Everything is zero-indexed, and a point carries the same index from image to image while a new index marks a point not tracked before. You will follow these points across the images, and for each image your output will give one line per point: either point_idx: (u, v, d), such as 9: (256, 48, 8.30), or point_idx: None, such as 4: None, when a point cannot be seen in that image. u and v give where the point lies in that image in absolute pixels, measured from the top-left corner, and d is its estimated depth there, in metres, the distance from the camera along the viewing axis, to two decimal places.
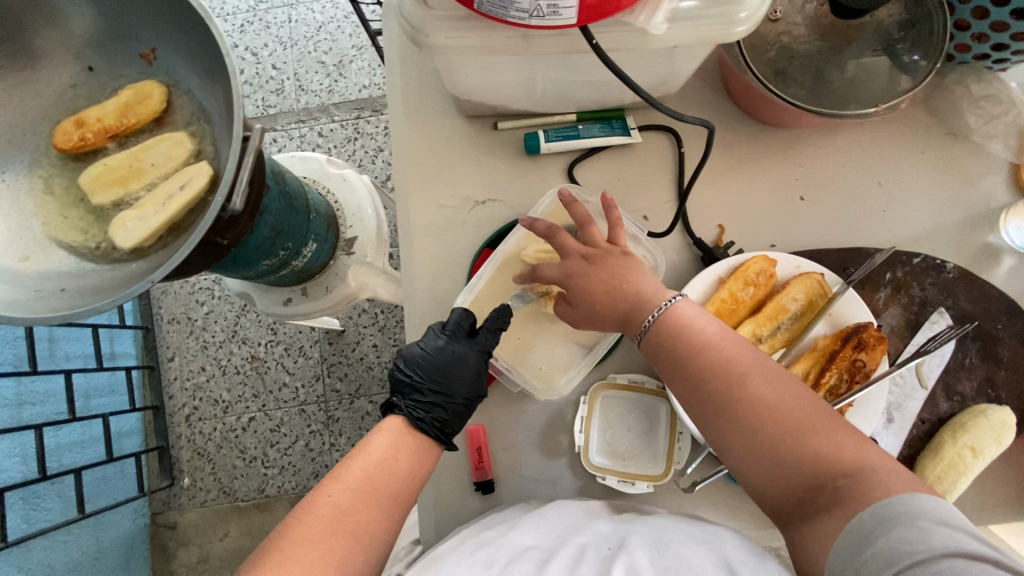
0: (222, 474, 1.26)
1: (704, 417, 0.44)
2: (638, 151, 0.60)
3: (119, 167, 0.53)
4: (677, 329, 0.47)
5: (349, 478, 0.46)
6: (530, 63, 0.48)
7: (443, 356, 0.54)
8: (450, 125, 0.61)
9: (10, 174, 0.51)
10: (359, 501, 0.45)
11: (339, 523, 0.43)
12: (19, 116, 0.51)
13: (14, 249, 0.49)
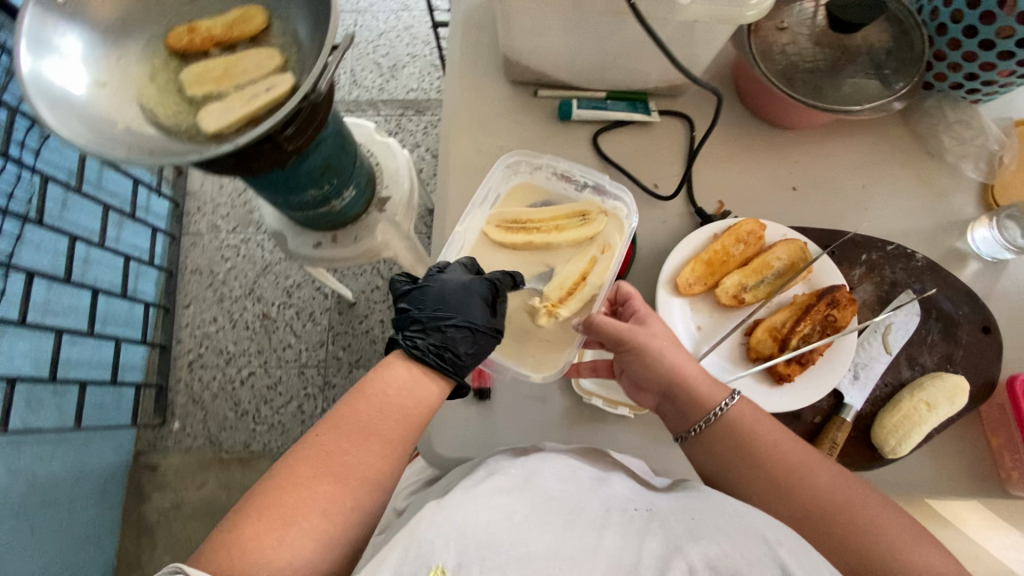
0: (213, 424, 1.28)
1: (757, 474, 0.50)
2: (655, 130, 0.69)
3: (214, 69, 0.62)
4: (742, 425, 0.51)
5: (329, 424, 0.48)
6: (576, 26, 0.58)
7: (458, 289, 0.57)
8: (497, 87, 0.70)
9: (124, 59, 0.60)
10: (351, 444, 0.48)
11: (331, 463, 0.47)
12: (142, 17, 0.62)
13: (115, 115, 0.57)
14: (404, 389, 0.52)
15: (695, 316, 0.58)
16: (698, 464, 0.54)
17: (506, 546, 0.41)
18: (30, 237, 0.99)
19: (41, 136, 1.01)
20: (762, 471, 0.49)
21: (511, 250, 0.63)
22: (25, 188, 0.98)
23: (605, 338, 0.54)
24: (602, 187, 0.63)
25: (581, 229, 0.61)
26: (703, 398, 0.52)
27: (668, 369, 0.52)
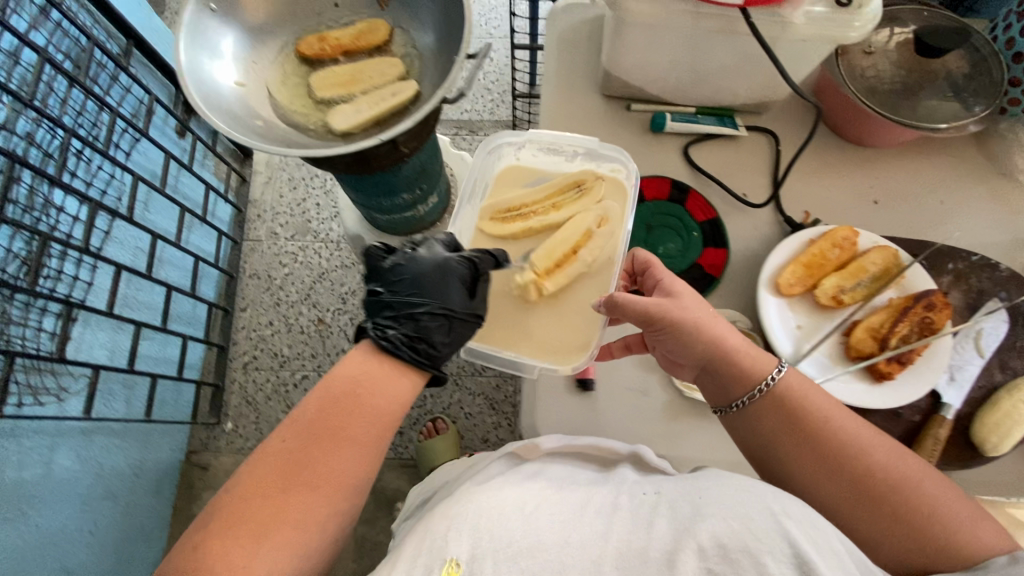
0: (265, 425, 1.30)
1: (802, 436, 0.53)
2: (742, 143, 0.73)
3: (343, 74, 0.67)
4: (792, 395, 0.54)
5: (303, 452, 0.50)
6: (684, 44, 0.62)
7: (431, 269, 0.61)
8: (591, 101, 0.75)
9: (259, 61, 0.65)
10: (326, 454, 0.50)
11: (304, 476, 0.49)
12: (275, 24, 0.67)
13: (250, 112, 0.62)
14: (380, 395, 0.53)
15: (794, 316, 0.61)
16: (740, 433, 0.57)
17: (518, 538, 0.47)
18: (116, 233, 1.04)
19: (134, 139, 1.07)
20: (805, 442, 0.52)
21: (506, 241, 0.68)
22: (117, 186, 1.03)
23: (637, 318, 0.57)
24: (595, 152, 0.69)
25: (576, 202, 0.67)
26: (748, 371, 0.55)
27: (706, 342, 0.55)
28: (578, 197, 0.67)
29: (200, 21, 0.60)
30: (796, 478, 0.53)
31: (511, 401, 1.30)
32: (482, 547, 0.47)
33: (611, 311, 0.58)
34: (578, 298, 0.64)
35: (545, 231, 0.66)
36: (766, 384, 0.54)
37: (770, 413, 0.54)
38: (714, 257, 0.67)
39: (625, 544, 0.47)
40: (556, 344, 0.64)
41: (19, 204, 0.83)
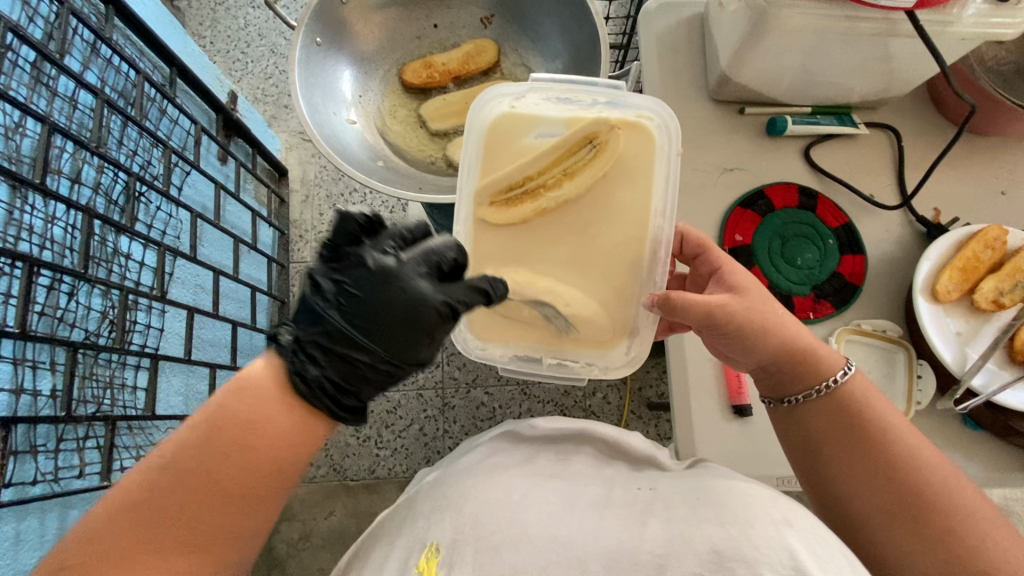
0: (335, 450, 1.27)
1: (851, 438, 0.48)
2: (862, 141, 0.70)
3: (457, 103, 0.72)
4: (856, 401, 0.49)
5: (161, 510, 0.40)
6: (823, 46, 0.59)
7: (397, 311, 0.48)
8: (701, 107, 0.71)
9: (369, 99, 0.69)
10: (200, 506, 0.41)
11: (158, 535, 0.40)
12: (380, 58, 0.70)
13: (371, 152, 0.64)
14: (268, 432, 0.44)
15: (951, 321, 0.60)
16: (790, 431, 0.53)
17: (503, 526, 0.47)
18: (179, 273, 0.99)
19: (185, 173, 1.02)
20: (862, 451, 0.47)
21: (517, 230, 0.58)
22: (175, 225, 0.98)
23: (700, 318, 0.50)
24: (617, 98, 0.58)
25: (594, 166, 0.56)
26: (809, 369, 0.51)
27: (778, 343, 0.50)
28: (595, 157, 0.56)
29: (308, 58, 0.59)
30: (838, 481, 0.49)
31: (579, 407, 1.28)
32: (465, 531, 0.48)
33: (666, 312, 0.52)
34: (611, 272, 0.58)
35: (559, 211, 0.57)
36: (829, 386, 0.50)
37: (823, 414, 0.50)
38: (852, 264, 0.65)
39: (614, 543, 0.45)
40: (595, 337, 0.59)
41: (96, 259, 0.78)
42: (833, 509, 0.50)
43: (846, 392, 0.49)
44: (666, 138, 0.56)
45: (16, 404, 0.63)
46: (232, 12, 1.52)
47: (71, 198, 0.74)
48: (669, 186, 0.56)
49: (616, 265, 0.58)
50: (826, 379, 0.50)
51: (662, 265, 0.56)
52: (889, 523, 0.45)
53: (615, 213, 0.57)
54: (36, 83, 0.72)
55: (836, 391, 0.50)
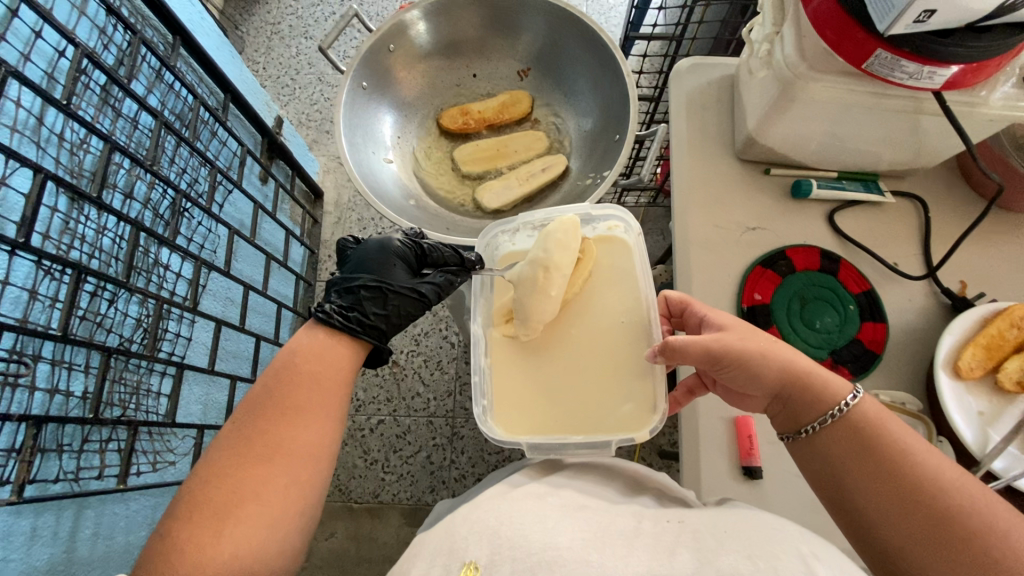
0: (342, 472, 1.28)
1: (868, 461, 0.44)
2: (888, 209, 0.70)
3: (488, 149, 0.77)
4: (869, 423, 0.45)
5: (254, 429, 0.49)
6: (851, 116, 0.60)
7: (376, 254, 0.65)
8: (727, 164, 0.73)
9: (405, 140, 0.74)
10: (276, 421, 0.49)
11: (238, 486, 0.45)
12: (420, 102, 0.75)
13: (404, 193, 0.70)
14: (326, 362, 0.54)
15: (973, 400, 0.58)
16: (807, 465, 0.49)
17: (536, 549, 0.42)
18: (211, 285, 1.03)
19: (227, 193, 1.07)
20: (884, 475, 0.43)
21: (530, 349, 0.63)
22: (213, 240, 1.03)
23: (700, 359, 0.51)
24: (589, 216, 0.68)
25: (582, 268, 0.64)
26: (822, 395, 0.47)
27: (780, 371, 0.49)
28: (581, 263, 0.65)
29: (354, 101, 0.66)
30: (868, 515, 0.43)
31: None
32: (502, 552, 0.42)
33: (669, 359, 0.53)
34: (617, 359, 0.61)
35: (561, 311, 0.64)
36: (838, 411, 0.46)
37: (835, 439, 0.46)
38: (873, 332, 0.64)
39: (646, 569, 0.40)
40: (621, 411, 0.59)
41: (138, 269, 0.82)
42: (868, 554, 0.44)
43: (860, 415, 0.46)
44: (635, 241, 0.65)
45: (49, 403, 0.66)
46: (287, 41, 1.62)
47: (122, 211, 0.78)
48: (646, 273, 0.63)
49: (615, 347, 0.61)
50: (837, 406, 0.47)
51: (656, 324, 0.60)
52: (923, 552, 0.40)
53: (610, 303, 0.63)
54: (103, 104, 0.77)
55: (849, 415, 0.46)
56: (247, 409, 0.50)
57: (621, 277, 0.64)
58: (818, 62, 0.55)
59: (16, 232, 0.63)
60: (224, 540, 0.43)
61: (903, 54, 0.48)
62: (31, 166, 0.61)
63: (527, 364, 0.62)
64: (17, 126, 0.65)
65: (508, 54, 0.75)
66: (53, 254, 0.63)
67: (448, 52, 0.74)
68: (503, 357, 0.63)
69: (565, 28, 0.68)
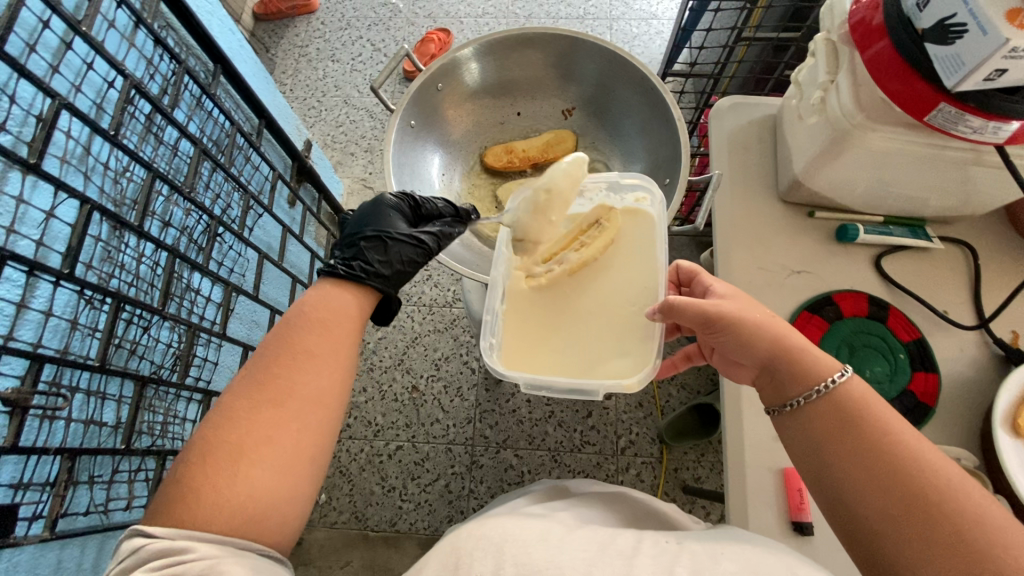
0: (359, 498, 1.26)
1: (848, 434, 0.42)
2: (936, 256, 0.69)
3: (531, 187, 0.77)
4: (852, 402, 0.43)
5: (262, 373, 0.46)
6: (902, 164, 0.59)
7: (372, 209, 0.66)
8: (771, 206, 0.72)
9: (449, 176, 0.76)
10: (289, 365, 0.47)
11: (252, 428, 0.43)
12: (464, 140, 0.78)
13: None
14: (320, 334, 0.50)
15: None
16: (791, 443, 0.47)
17: (540, 567, 0.38)
18: (238, 309, 1.02)
19: (258, 217, 1.07)
20: (865, 454, 0.40)
21: (546, 301, 0.61)
22: (243, 263, 1.03)
23: (694, 319, 0.51)
24: (618, 185, 0.66)
25: (603, 236, 0.63)
26: (807, 369, 0.46)
27: (770, 341, 0.48)
28: (603, 231, 0.63)
29: (402, 139, 0.68)
30: (843, 487, 0.41)
31: (611, 481, 1.23)
32: (506, 570, 0.38)
33: (666, 316, 0.53)
34: (620, 319, 0.60)
35: (578, 272, 0.62)
36: (825, 386, 0.45)
37: (820, 415, 0.44)
38: (925, 383, 0.63)
39: None
40: (617, 366, 0.58)
41: (172, 294, 0.82)
42: (845, 535, 0.41)
43: (844, 395, 0.44)
44: (662, 213, 0.63)
45: (83, 434, 0.66)
46: (314, 64, 1.65)
47: (160, 238, 0.78)
48: (665, 245, 0.62)
49: (622, 301, 0.60)
50: (828, 380, 0.45)
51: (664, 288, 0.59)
52: (896, 529, 0.38)
53: (625, 272, 0.62)
54: (146, 133, 0.78)
55: (833, 392, 0.44)
56: (257, 357, 0.48)
57: (639, 252, 0.63)
58: (876, 112, 0.55)
59: (61, 262, 0.63)
60: (242, 479, 0.41)
61: (968, 109, 0.47)
62: (79, 198, 0.62)
63: (537, 316, 0.61)
64: (66, 156, 0.65)
65: (555, 94, 0.77)
66: (94, 285, 0.63)
67: (496, 92, 0.76)
68: (515, 309, 0.61)
69: (615, 71, 0.69)
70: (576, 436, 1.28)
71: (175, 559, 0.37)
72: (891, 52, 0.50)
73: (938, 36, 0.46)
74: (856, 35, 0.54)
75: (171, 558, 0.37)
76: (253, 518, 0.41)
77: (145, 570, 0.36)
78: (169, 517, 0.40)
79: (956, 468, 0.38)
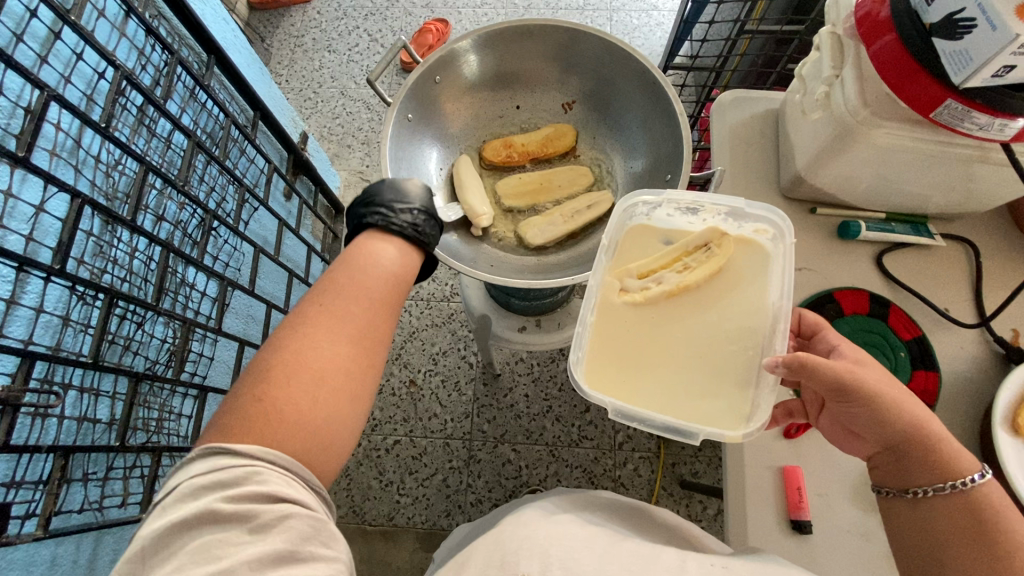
0: (356, 492, 1.26)
1: (976, 540, 0.42)
2: (937, 253, 0.68)
3: (531, 182, 0.79)
4: (990, 509, 0.42)
5: (325, 302, 0.42)
6: (906, 161, 0.58)
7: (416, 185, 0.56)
8: (772, 202, 0.71)
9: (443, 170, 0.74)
10: (356, 297, 0.42)
11: (321, 354, 0.39)
12: (461, 133, 0.76)
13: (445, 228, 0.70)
14: (394, 277, 0.46)
15: None
16: (897, 524, 0.47)
17: (588, 571, 0.41)
18: (234, 303, 1.01)
19: (253, 210, 1.06)
20: (983, 549, 0.41)
21: (639, 318, 0.56)
22: (238, 257, 1.02)
23: (830, 386, 0.47)
24: (740, 211, 0.60)
25: (712, 261, 0.57)
26: (943, 462, 0.45)
27: (909, 425, 0.45)
28: (711, 256, 0.57)
29: (399, 132, 0.66)
30: None
31: (608, 475, 1.23)
32: (554, 571, 0.41)
33: (791, 373, 0.48)
34: (721, 355, 0.54)
35: (678, 295, 0.57)
36: (961, 484, 0.44)
37: (946, 512, 0.44)
38: (925, 381, 0.62)
39: None
40: (711, 408, 0.53)
41: (166, 289, 0.81)
42: None
43: (981, 500, 0.43)
44: (780, 252, 0.58)
45: (76, 430, 0.65)
46: (309, 54, 1.62)
47: (154, 232, 0.77)
48: (784, 288, 0.56)
49: (723, 336, 0.55)
50: (968, 483, 0.43)
51: (782, 337, 0.53)
52: None
53: (729, 308, 0.56)
54: (138, 125, 0.77)
55: (967, 493, 0.43)
56: (322, 284, 0.43)
57: (749, 287, 0.57)
58: (881, 109, 0.54)
59: (52, 257, 0.62)
60: (316, 407, 0.38)
61: (975, 106, 0.47)
62: (70, 191, 0.61)
63: (630, 335, 0.56)
64: (56, 149, 0.64)
65: (553, 87, 0.76)
66: (86, 280, 0.62)
67: (494, 85, 0.75)
68: (604, 325, 0.56)
69: (616, 64, 0.68)
70: (573, 431, 1.28)
71: (243, 488, 0.35)
72: (898, 47, 0.49)
73: (947, 31, 0.45)
74: (862, 29, 0.53)
75: (236, 484, 0.35)
76: (318, 446, 0.38)
77: (220, 498, 0.35)
78: (243, 436, 0.37)
79: None
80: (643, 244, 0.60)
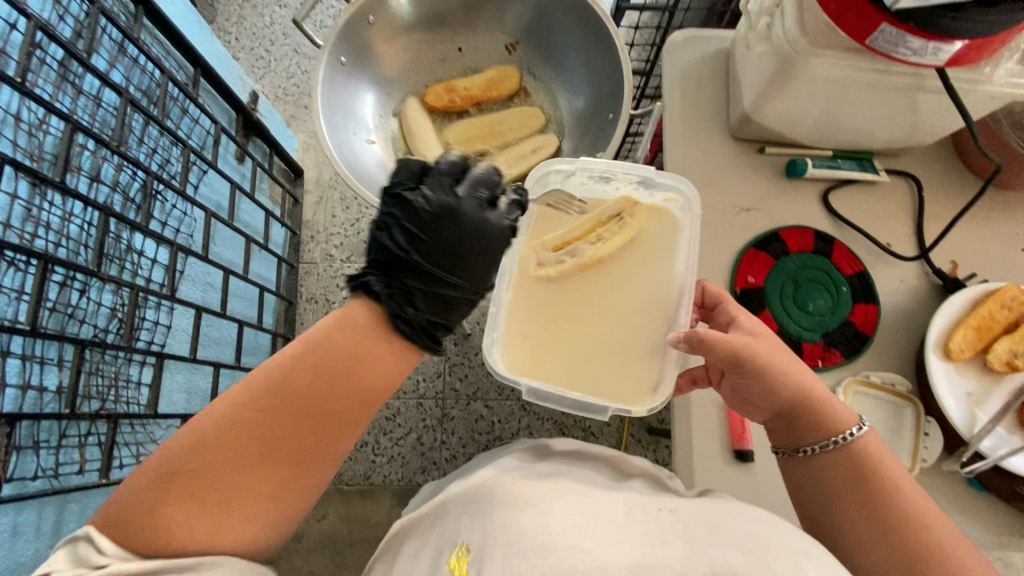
0: None
1: (863, 492, 0.45)
2: (881, 188, 0.69)
3: (480, 127, 0.76)
4: (870, 460, 0.46)
5: (282, 418, 0.44)
6: (848, 93, 0.58)
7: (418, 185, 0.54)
8: (722, 142, 0.71)
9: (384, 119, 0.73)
10: (309, 430, 0.44)
11: (253, 471, 0.43)
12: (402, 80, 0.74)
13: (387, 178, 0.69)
14: (364, 391, 0.46)
15: (962, 380, 0.58)
16: (798, 482, 0.50)
17: (528, 533, 0.41)
18: (189, 271, 0.99)
19: (202, 173, 1.03)
20: (867, 499, 0.45)
21: (555, 293, 0.59)
22: (190, 222, 0.98)
23: (722, 359, 0.49)
24: (651, 179, 0.61)
25: (623, 233, 0.60)
26: (829, 420, 0.48)
27: (793, 390, 0.48)
28: (622, 227, 0.60)
29: (332, 76, 0.65)
30: (846, 535, 0.45)
31: (579, 425, 1.27)
32: (497, 537, 0.42)
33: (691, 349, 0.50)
34: (629, 327, 0.58)
35: (591, 267, 0.59)
36: (843, 438, 0.48)
37: (834, 471, 0.47)
38: (865, 313, 0.64)
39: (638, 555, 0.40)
40: (620, 381, 0.57)
41: (109, 255, 0.79)
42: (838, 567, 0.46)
43: (862, 452, 0.47)
44: (689, 220, 0.60)
45: (21, 399, 0.64)
46: (258, 9, 1.54)
47: (89, 196, 0.74)
48: (689, 258, 0.59)
49: (632, 309, 0.59)
50: (847, 440, 0.47)
51: (685, 310, 0.56)
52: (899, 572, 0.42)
53: (638, 282, 0.59)
54: (62, 81, 0.73)
55: (850, 444, 0.47)
56: (281, 386, 0.44)
57: (658, 257, 0.60)
58: (820, 37, 0.53)
59: None
60: (236, 519, 0.43)
61: (908, 29, 0.46)
62: None
63: (545, 311, 0.59)
64: None
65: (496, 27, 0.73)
66: (17, 245, 0.59)
67: (432, 25, 0.73)
68: (521, 301, 0.59)
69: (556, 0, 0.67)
70: None
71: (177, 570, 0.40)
72: None
73: None
74: None
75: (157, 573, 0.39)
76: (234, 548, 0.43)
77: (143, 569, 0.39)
78: (157, 530, 0.41)
79: (959, 536, 0.43)
80: (560, 219, 0.62)
